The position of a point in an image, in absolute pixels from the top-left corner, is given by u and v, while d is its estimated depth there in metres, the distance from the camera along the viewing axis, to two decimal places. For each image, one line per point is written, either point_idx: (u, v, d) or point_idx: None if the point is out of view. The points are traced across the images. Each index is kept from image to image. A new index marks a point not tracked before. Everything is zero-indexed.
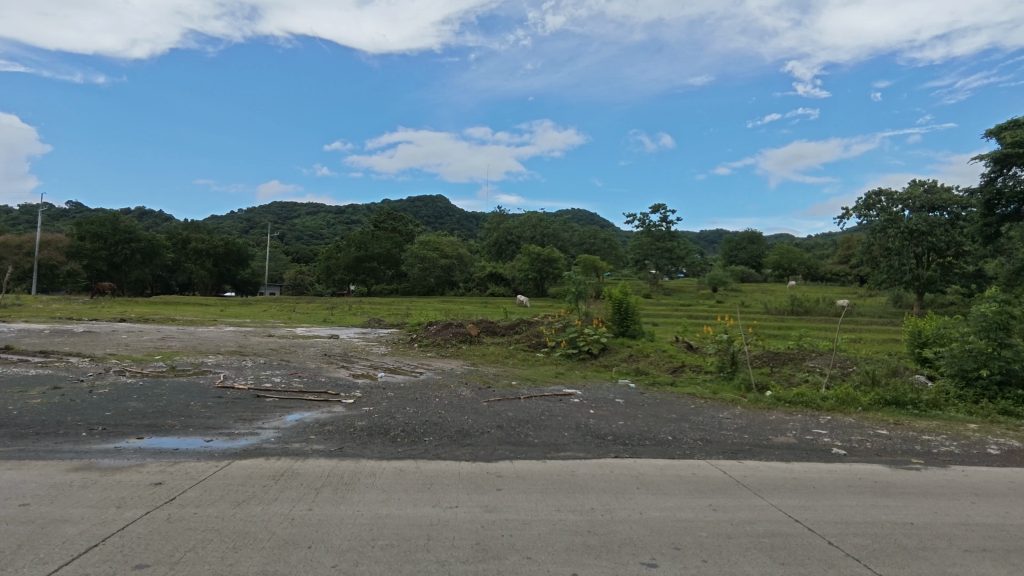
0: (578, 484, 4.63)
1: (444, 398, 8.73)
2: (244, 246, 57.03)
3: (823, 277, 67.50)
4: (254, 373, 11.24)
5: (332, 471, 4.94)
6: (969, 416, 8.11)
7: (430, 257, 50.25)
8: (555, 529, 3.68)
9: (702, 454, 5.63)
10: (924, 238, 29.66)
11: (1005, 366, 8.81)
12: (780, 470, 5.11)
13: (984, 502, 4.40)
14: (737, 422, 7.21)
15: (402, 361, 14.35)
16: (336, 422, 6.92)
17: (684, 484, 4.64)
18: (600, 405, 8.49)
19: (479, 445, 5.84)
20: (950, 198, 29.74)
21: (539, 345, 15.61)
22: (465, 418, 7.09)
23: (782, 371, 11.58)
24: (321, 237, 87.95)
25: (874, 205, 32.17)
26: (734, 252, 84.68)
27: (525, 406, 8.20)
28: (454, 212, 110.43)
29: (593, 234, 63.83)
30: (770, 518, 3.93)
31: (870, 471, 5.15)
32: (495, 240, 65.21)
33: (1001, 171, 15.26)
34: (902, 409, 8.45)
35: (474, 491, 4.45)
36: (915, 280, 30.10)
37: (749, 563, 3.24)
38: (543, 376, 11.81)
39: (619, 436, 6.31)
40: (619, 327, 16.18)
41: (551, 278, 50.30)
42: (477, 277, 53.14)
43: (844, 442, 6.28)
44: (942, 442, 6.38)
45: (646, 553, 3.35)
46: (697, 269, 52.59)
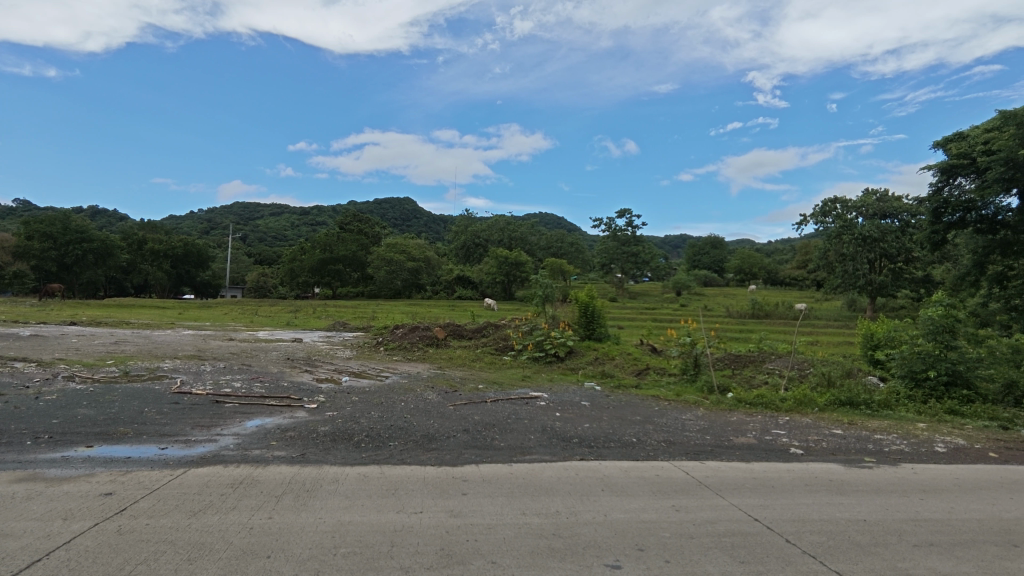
0: (543, 487, 4.64)
1: (409, 402, 8.64)
2: (204, 248, 55.42)
3: (783, 282, 69.62)
4: (213, 378, 10.91)
5: (293, 478, 4.83)
6: (918, 416, 8.44)
7: (397, 259, 49.85)
8: (519, 533, 3.67)
9: (666, 455, 5.72)
10: (876, 244, 30.98)
11: (951, 367, 9.25)
12: (741, 470, 5.22)
13: (932, 498, 4.58)
14: (700, 424, 7.35)
15: (367, 365, 14.15)
16: (298, 428, 6.77)
17: (647, 486, 4.69)
18: (565, 407, 8.52)
19: (445, 450, 5.79)
20: (901, 206, 30.96)
21: (506, 348, 15.64)
22: (431, 422, 7.04)
23: (743, 373, 11.89)
24: (285, 238, 86.23)
25: (830, 212, 33.18)
26: (697, 257, 86.65)
27: (491, 409, 8.18)
28: (422, 216, 109.62)
29: (561, 237, 64.33)
30: (730, 517, 4.01)
31: (825, 470, 5.31)
32: (463, 242, 65.36)
33: (946, 181, 15.76)
34: (855, 409, 8.75)
35: (439, 495, 4.41)
36: (867, 285, 31.43)
37: (710, 562, 3.29)
38: (509, 379, 11.80)
39: (585, 438, 6.36)
40: (585, 331, 16.34)
41: (519, 281, 50.51)
42: (445, 280, 52.91)
43: (801, 442, 6.46)
44: (894, 441, 6.62)
45: (611, 554, 3.38)
46: (661, 273, 53.61)
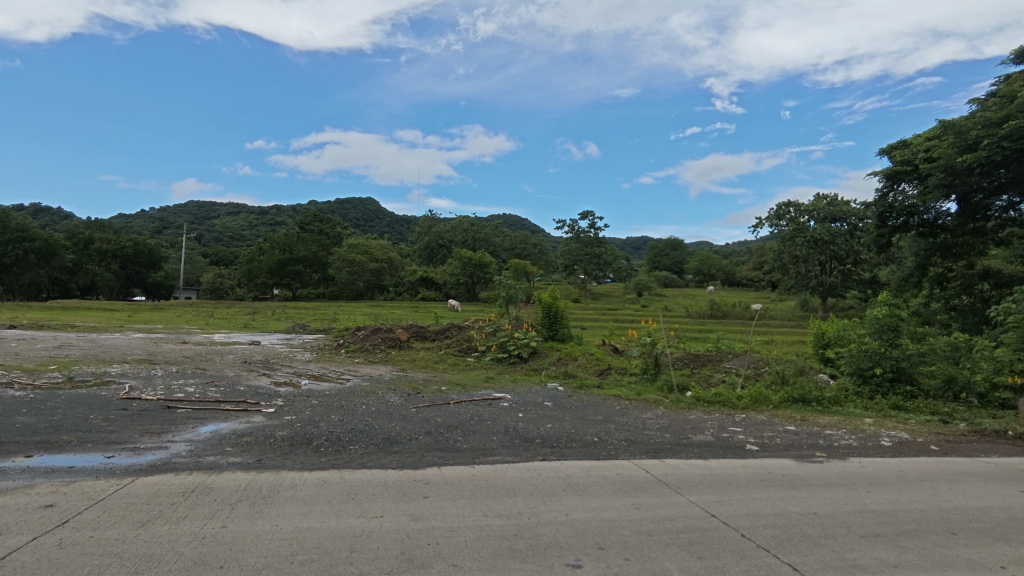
0: (505, 488, 4.63)
1: (370, 405, 8.52)
2: (157, 247, 53.42)
3: (740, 283, 71.63)
4: (165, 383, 10.49)
5: (249, 485, 4.68)
6: (865, 411, 8.81)
7: (359, 260, 49.14)
8: (481, 535, 3.65)
9: (626, 454, 5.78)
10: (827, 247, 32.22)
11: (895, 364, 9.69)
12: (699, 467, 5.33)
13: (878, 490, 4.78)
14: (660, 423, 7.47)
15: (328, 367, 13.87)
16: (254, 433, 6.57)
17: (608, 484, 4.74)
18: (528, 408, 8.53)
19: (406, 453, 5.72)
20: (850, 210, 32.17)
21: (469, 349, 15.60)
22: (392, 425, 6.95)
23: (702, 372, 12.16)
24: (242, 238, 83.86)
25: (784, 215, 34.24)
26: (658, 258, 88.33)
27: (454, 411, 8.12)
28: (385, 216, 108.22)
29: (524, 238, 64.51)
30: (688, 514, 4.09)
31: (778, 465, 5.48)
32: (427, 243, 64.90)
33: (891, 186, 16.65)
34: (807, 406, 9.06)
35: (400, 499, 4.35)
36: (819, 286, 32.69)
37: (668, 559, 3.34)
38: (472, 381, 11.74)
39: (547, 438, 6.39)
40: (548, 332, 16.42)
41: (483, 282, 50.46)
42: (408, 281, 52.35)
43: (756, 438, 6.65)
44: (842, 436, 6.88)
45: (572, 554, 3.39)
46: (623, 274, 54.43)
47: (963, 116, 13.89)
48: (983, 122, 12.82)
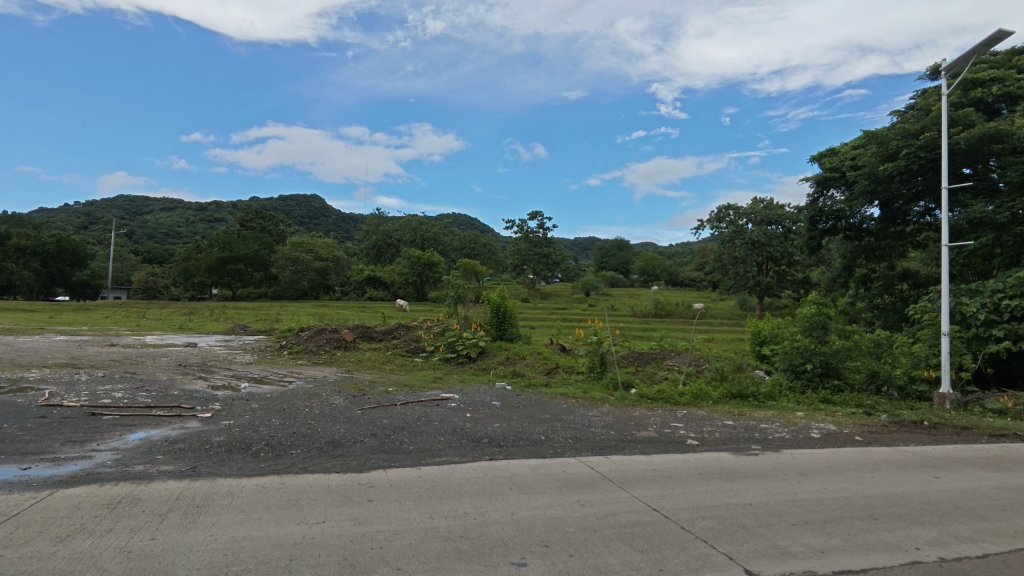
0: (451, 489, 4.60)
1: (314, 408, 8.29)
2: (82, 244, 50.20)
3: (683, 283, 73.84)
4: (89, 388, 9.86)
5: (181, 494, 4.46)
6: (797, 405, 9.26)
7: (303, 258, 47.74)
8: (426, 538, 3.61)
9: (572, 452, 5.86)
10: (764, 248, 33.71)
11: (825, 360, 10.23)
12: (642, 463, 5.46)
13: (807, 480, 5.03)
14: (605, 420, 7.62)
15: (269, 370, 13.40)
16: (188, 439, 6.27)
17: (554, 482, 4.79)
18: (476, 408, 8.50)
19: (351, 455, 5.60)
20: (784, 214, 33.70)
21: (417, 349, 15.45)
22: (336, 428, 6.77)
23: (646, 370, 12.46)
24: (178, 235, 79.91)
25: (724, 218, 35.57)
26: (604, 259, 89.93)
27: (400, 412, 8.02)
28: (331, 214, 105.61)
29: (473, 238, 64.31)
30: (631, 509, 4.18)
31: (717, 459, 5.68)
32: (374, 242, 63.73)
33: (822, 192, 17.53)
34: (744, 401, 9.45)
35: (344, 503, 4.25)
36: (756, 286, 34.15)
37: (611, 554, 3.40)
38: (420, 381, 11.61)
39: (495, 438, 6.39)
40: (497, 331, 16.44)
41: (432, 282, 50.06)
42: (354, 281, 51.29)
43: (697, 433, 6.88)
44: (776, 429, 7.20)
45: (517, 553, 3.40)
46: (572, 274, 55.13)
47: (885, 127, 14.84)
48: (902, 133, 13.77)
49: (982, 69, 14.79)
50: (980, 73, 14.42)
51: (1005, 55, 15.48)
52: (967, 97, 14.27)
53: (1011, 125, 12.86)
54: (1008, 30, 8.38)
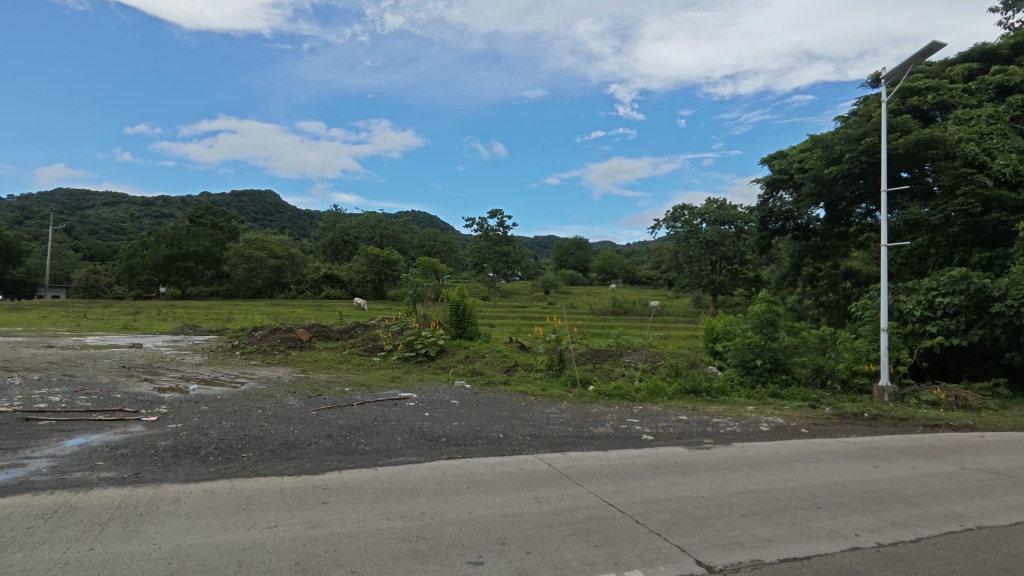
0: (409, 489, 4.55)
1: (267, 409, 8.06)
2: (16, 240, 47.34)
3: (640, 281, 75.20)
4: (23, 393, 9.30)
5: (123, 501, 4.26)
6: (748, 399, 9.57)
7: (257, 256, 46.35)
8: (381, 539, 3.57)
9: (530, 449, 5.89)
10: (717, 247, 34.69)
11: (773, 356, 10.61)
12: (599, 459, 5.53)
13: (756, 471, 5.21)
14: (564, 416, 7.69)
15: (220, 371, 12.95)
16: (132, 444, 6.01)
17: (511, 480, 4.81)
18: (435, 407, 8.43)
19: (305, 458, 5.47)
20: (736, 214, 34.72)
21: (375, 348, 15.23)
22: (290, 430, 6.60)
23: (603, 366, 12.64)
24: (121, 231, 76.31)
25: (679, 217, 36.45)
26: (563, 257, 90.65)
27: (357, 412, 7.88)
28: (286, 210, 102.88)
29: (433, 236, 63.80)
30: (587, 504, 4.23)
31: (672, 453, 5.81)
32: (331, 239, 62.43)
33: (771, 193, 18.14)
34: (698, 396, 9.71)
35: (297, 507, 4.15)
36: (710, 284, 35.10)
37: (567, 549, 3.44)
38: (377, 381, 11.44)
39: (453, 437, 6.35)
40: (456, 329, 16.36)
41: (391, 280, 49.43)
42: (311, 279, 50.19)
43: (652, 428, 7.03)
44: (728, 423, 7.42)
45: (473, 552, 3.39)
46: (531, 272, 55.42)
47: (830, 132, 15.47)
48: (845, 138, 14.40)
49: (919, 78, 15.59)
50: (917, 82, 15.19)
51: (940, 65, 16.36)
52: (905, 105, 15.01)
53: (944, 132, 13.60)
54: (940, 42, 8.86)
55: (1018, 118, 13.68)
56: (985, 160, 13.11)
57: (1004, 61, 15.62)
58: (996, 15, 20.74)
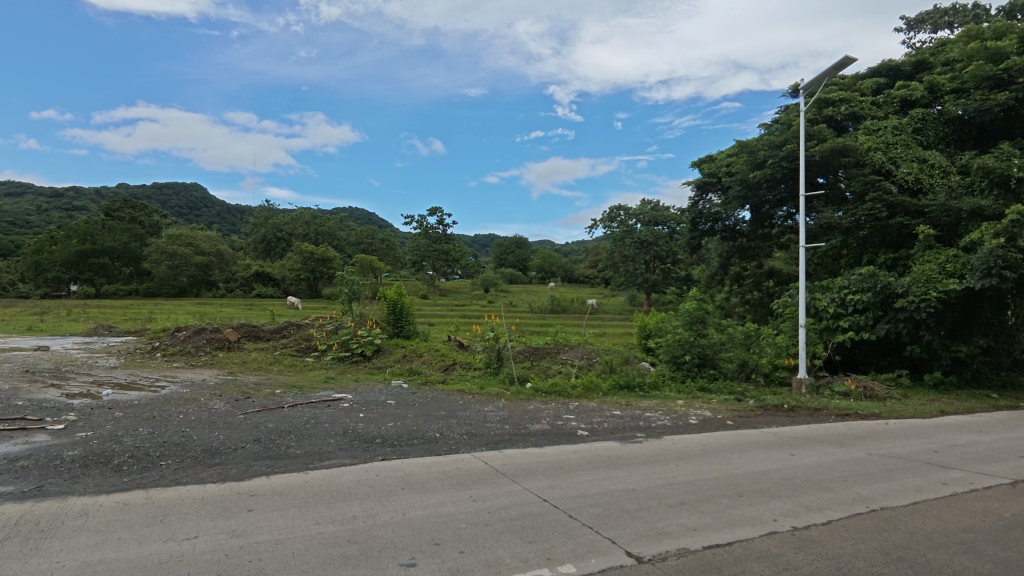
0: (341, 493, 4.42)
1: (190, 413, 7.65)
2: None
3: (578, 280, 76.49)
4: None
5: (21, 518, 3.91)
6: (678, 394, 9.95)
7: (181, 252, 43.82)
8: (310, 545, 3.45)
9: (467, 448, 5.87)
10: (651, 247, 35.90)
11: (702, 351, 11.08)
12: (535, 455, 5.59)
13: (684, 462, 5.41)
14: (500, 414, 7.72)
15: (137, 374, 12.17)
16: (35, 455, 5.54)
17: (446, 479, 4.77)
18: (370, 408, 8.27)
19: (230, 464, 5.21)
20: (669, 215, 35.97)
21: (309, 348, 14.77)
22: (214, 434, 6.29)
23: (541, 364, 12.78)
24: (26, 223, 70.31)
25: (615, 218, 37.46)
26: (503, 255, 90.81)
27: (288, 415, 7.60)
28: (212, 204, 97.86)
29: (371, 233, 62.50)
30: (522, 501, 4.25)
31: (605, 448, 5.95)
32: (263, 235, 59.92)
33: (701, 196, 18.92)
34: (631, 391, 10.00)
35: (219, 515, 3.94)
36: (643, 283, 36.22)
37: (500, 547, 3.43)
38: (310, 382, 11.08)
39: (388, 437, 6.24)
40: (394, 328, 16.10)
41: (326, 278, 48.01)
42: (240, 277, 47.97)
43: (587, 424, 7.17)
44: (659, 417, 7.67)
45: (406, 553, 3.34)
46: (471, 271, 55.30)
47: (755, 138, 16.26)
48: (768, 144, 15.22)
49: (834, 91, 16.66)
50: (832, 94, 16.21)
51: (852, 79, 17.55)
52: (821, 114, 15.99)
53: (856, 141, 14.58)
54: (851, 57, 9.50)
55: (918, 130, 14.75)
56: (890, 168, 14.06)
57: (907, 77, 16.92)
58: (900, 35, 22.47)
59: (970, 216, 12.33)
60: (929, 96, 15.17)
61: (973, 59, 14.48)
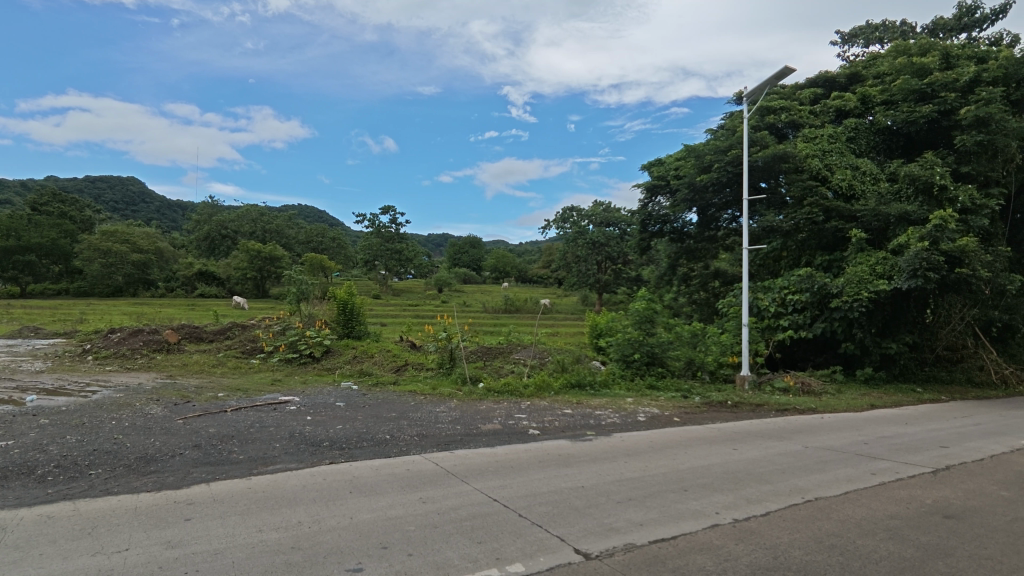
0: (286, 498, 4.29)
1: (124, 419, 7.26)
2: None
3: (531, 279, 76.93)
4: None
5: None
6: (628, 392, 10.14)
7: (117, 250, 41.56)
8: (252, 554, 3.33)
9: (418, 449, 5.81)
10: (603, 248, 36.49)
11: (651, 350, 11.33)
12: (487, 455, 5.58)
13: (632, 459, 5.53)
14: (452, 415, 7.66)
15: (65, 379, 11.44)
16: None
17: (396, 481, 4.70)
18: (319, 410, 8.05)
19: (167, 471, 4.97)
20: (620, 217, 36.61)
21: (255, 350, 14.27)
22: (151, 441, 5.99)
23: (494, 364, 12.75)
24: None
25: (568, 219, 37.90)
26: (457, 255, 90.23)
27: (231, 419, 7.32)
28: (151, 200, 93.36)
29: (321, 232, 61.01)
30: (472, 501, 4.24)
31: (557, 446, 6.01)
32: (206, 233, 57.58)
33: (650, 198, 19.37)
34: (582, 390, 10.13)
35: (154, 526, 3.76)
36: (596, 283, 36.79)
37: (450, 548, 3.41)
38: (255, 384, 10.70)
39: (337, 440, 6.09)
40: (344, 329, 15.77)
41: (273, 277, 46.54)
42: (182, 276, 45.92)
43: (539, 423, 7.22)
44: (609, 415, 7.78)
45: (353, 558, 3.27)
46: (424, 270, 54.76)
47: (701, 143, 16.77)
48: (715, 149, 15.72)
49: (775, 99, 17.36)
50: (773, 102, 16.87)
51: (791, 88, 18.33)
52: (763, 122, 16.62)
53: (795, 147, 15.23)
54: (790, 67, 9.91)
55: (852, 139, 15.54)
56: (826, 174, 14.75)
57: (841, 88, 17.79)
58: (835, 48, 23.60)
59: (898, 221, 13.11)
60: (862, 107, 16.01)
61: (900, 74, 15.37)
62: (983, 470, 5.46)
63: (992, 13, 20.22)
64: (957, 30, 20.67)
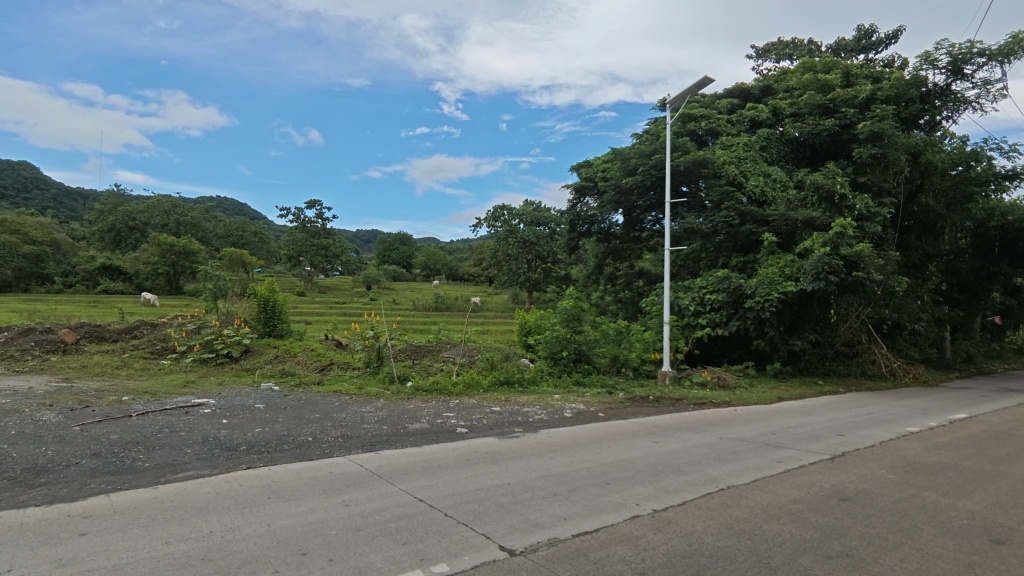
0: (196, 507, 4.04)
1: (10, 427, 6.59)
2: None
3: (462, 278, 76.67)
4: None
5: None
6: (555, 388, 10.33)
7: (5, 241, 37.77)
8: (156, 568, 3.11)
9: (341, 450, 5.65)
10: (533, 247, 36.93)
11: (578, 347, 11.57)
12: (413, 455, 5.50)
13: (558, 455, 5.62)
14: (378, 415, 7.49)
15: None
16: None
17: (318, 484, 4.54)
18: (236, 413, 7.65)
19: (60, 483, 4.56)
20: (550, 216, 37.16)
21: (166, 349, 13.40)
22: (40, 450, 5.47)
23: (422, 363, 12.58)
24: None
25: (500, 217, 38.08)
26: (386, 252, 88.35)
27: (136, 424, 6.82)
28: (47, 186, 85.54)
29: (241, 225, 58.05)
30: (397, 502, 4.16)
31: (484, 444, 6.02)
32: (112, 224, 53.38)
33: (579, 198, 19.79)
34: (511, 387, 10.21)
35: (42, 543, 3.43)
36: (526, 282, 37.16)
37: (373, 551, 3.34)
38: (165, 386, 10.05)
39: (255, 444, 5.82)
40: (264, 328, 15.05)
41: (188, 273, 43.84)
42: (82, 271, 42.38)
43: (466, 421, 7.19)
44: (536, 412, 7.88)
45: (269, 567, 3.13)
46: (353, 267, 53.33)
47: (628, 146, 17.30)
48: (640, 152, 16.26)
49: (696, 107, 18.19)
50: (694, 110, 17.67)
51: (711, 97, 19.26)
52: (685, 128, 17.40)
53: (714, 154, 16.00)
54: (709, 78, 10.42)
55: (764, 148, 16.53)
56: (741, 180, 15.60)
57: (755, 100, 18.86)
58: (751, 61, 24.99)
59: (804, 226, 14.07)
60: (773, 118, 17.06)
61: (807, 89, 16.51)
62: (874, 455, 5.96)
63: (885, 37, 22.11)
64: (856, 51, 22.45)
